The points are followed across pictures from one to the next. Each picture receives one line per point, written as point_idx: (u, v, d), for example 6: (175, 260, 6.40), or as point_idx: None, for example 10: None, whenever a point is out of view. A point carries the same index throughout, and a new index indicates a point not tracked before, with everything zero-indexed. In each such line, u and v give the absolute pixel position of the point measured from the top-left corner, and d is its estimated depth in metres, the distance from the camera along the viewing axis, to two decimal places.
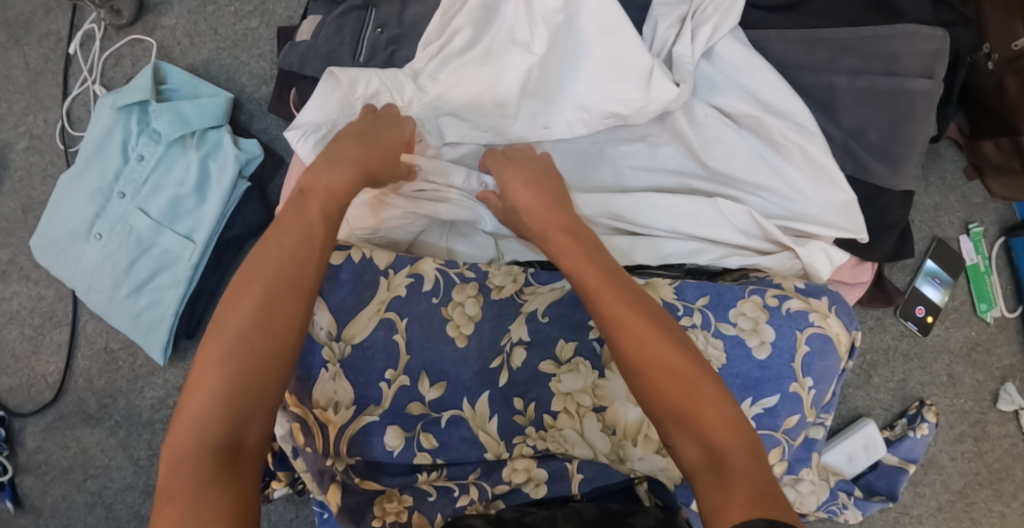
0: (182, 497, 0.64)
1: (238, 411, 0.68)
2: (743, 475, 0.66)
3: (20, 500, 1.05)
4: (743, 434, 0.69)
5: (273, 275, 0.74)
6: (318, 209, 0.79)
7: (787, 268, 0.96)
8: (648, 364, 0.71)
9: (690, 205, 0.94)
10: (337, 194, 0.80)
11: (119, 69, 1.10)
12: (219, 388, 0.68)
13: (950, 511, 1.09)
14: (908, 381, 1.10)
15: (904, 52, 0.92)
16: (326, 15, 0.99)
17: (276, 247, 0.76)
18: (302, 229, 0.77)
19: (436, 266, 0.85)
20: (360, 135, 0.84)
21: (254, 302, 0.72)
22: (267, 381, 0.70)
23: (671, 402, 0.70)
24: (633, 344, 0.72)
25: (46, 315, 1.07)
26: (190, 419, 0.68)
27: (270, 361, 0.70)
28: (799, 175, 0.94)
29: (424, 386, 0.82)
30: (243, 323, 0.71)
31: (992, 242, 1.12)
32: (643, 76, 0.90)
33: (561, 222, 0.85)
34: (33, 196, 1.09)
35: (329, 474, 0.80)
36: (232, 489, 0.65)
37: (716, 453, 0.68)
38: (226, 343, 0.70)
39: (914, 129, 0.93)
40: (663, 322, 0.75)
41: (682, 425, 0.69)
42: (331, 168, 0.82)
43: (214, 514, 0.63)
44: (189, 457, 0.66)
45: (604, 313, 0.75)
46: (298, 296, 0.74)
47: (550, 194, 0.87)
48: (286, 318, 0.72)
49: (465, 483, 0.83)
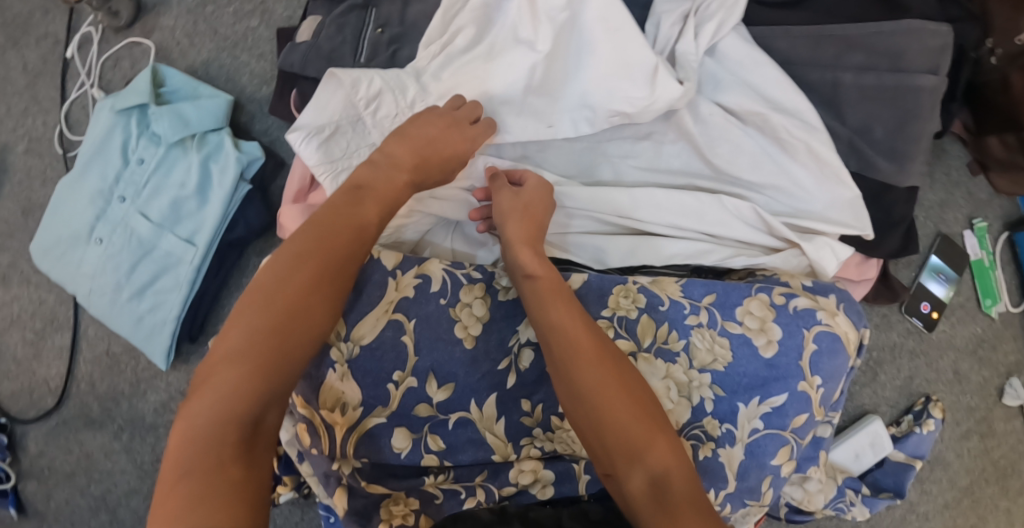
0: (196, 470, 0.62)
1: (266, 390, 0.67)
2: (692, 510, 0.69)
3: (23, 505, 1.05)
4: (689, 472, 0.72)
5: (322, 262, 0.73)
6: (371, 209, 0.78)
7: (794, 266, 0.95)
8: (607, 402, 0.72)
9: (694, 203, 0.94)
10: (392, 197, 0.80)
11: (118, 70, 1.09)
12: (252, 364, 0.67)
13: (956, 508, 1.09)
14: (914, 378, 1.10)
15: (910, 48, 0.92)
16: (327, 14, 0.98)
17: (329, 233, 0.75)
18: (350, 221, 0.76)
19: (442, 267, 0.85)
20: (436, 134, 0.84)
21: (301, 282, 0.71)
22: (296, 364, 0.69)
23: (624, 438, 0.71)
24: (593, 382, 0.73)
25: (47, 319, 1.06)
26: (215, 389, 0.66)
27: (305, 345, 0.70)
28: (805, 173, 0.94)
29: (432, 388, 0.81)
30: (284, 302, 0.70)
31: (997, 238, 1.11)
32: (649, 73, 0.89)
33: (535, 238, 0.85)
34: (32, 199, 1.08)
35: (335, 477, 0.78)
36: (246, 470, 0.63)
37: (664, 489, 0.70)
38: (265, 319, 0.68)
39: (920, 126, 0.93)
40: (623, 360, 0.76)
41: (635, 458, 0.71)
42: (389, 171, 0.81)
43: (227, 493, 0.61)
44: (208, 430, 0.64)
45: (565, 344, 0.75)
46: (338, 286, 0.73)
47: (542, 208, 0.87)
48: (323, 304, 0.71)
49: (472, 485, 0.83)
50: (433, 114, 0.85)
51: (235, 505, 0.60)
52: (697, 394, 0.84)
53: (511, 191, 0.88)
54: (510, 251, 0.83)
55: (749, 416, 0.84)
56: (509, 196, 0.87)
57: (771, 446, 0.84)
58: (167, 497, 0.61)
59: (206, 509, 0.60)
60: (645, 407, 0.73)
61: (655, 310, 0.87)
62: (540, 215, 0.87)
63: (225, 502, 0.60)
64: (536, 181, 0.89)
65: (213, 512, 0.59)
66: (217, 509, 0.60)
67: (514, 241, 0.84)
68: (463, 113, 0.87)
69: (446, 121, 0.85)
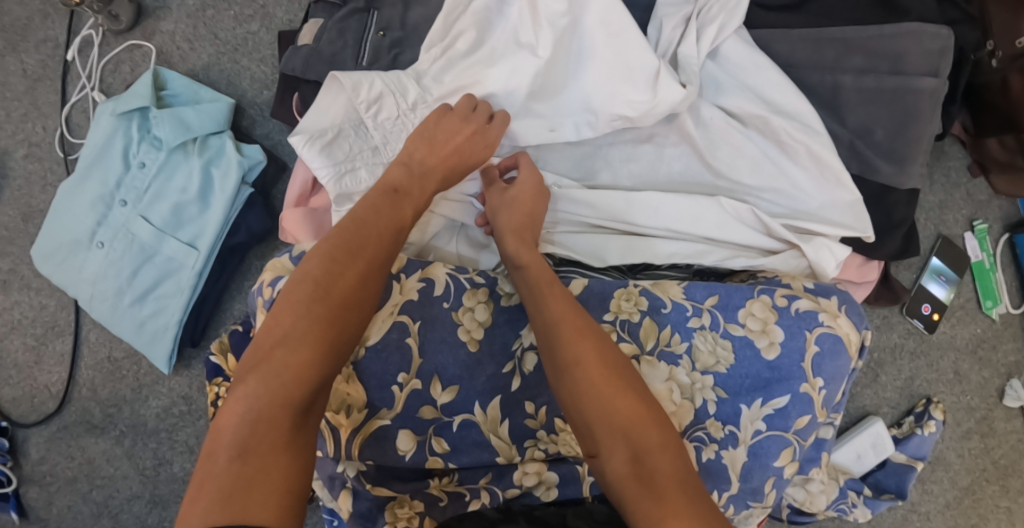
0: (252, 452, 0.62)
1: (320, 378, 0.68)
2: (674, 486, 0.68)
3: (26, 511, 1.05)
4: (677, 457, 0.71)
5: (371, 260, 0.74)
6: (410, 211, 0.81)
7: (793, 267, 0.96)
8: (589, 379, 0.74)
9: (693, 206, 0.94)
10: (421, 203, 0.83)
11: (118, 75, 1.09)
12: (306, 350, 0.68)
13: (958, 507, 1.10)
14: (915, 379, 1.11)
15: (910, 51, 0.93)
16: (328, 18, 0.98)
17: (374, 230, 0.76)
18: (395, 218, 0.79)
19: (446, 271, 0.85)
20: (468, 147, 0.86)
21: (353, 276, 0.72)
22: (344, 356, 0.71)
23: (606, 414, 0.72)
24: (576, 359, 0.75)
25: (48, 324, 1.06)
26: (270, 370, 0.66)
27: (353, 337, 0.71)
28: (805, 175, 0.94)
29: (436, 390, 0.81)
30: (338, 294, 0.71)
31: (997, 239, 1.12)
32: (651, 77, 0.89)
33: (527, 230, 0.87)
34: (33, 204, 1.07)
35: (339, 479, 0.81)
36: (299, 456, 0.64)
37: (647, 465, 0.70)
38: (321, 307, 0.69)
39: (920, 128, 0.93)
40: (607, 341, 0.77)
41: (618, 434, 0.71)
42: (422, 181, 0.84)
43: (276, 475, 0.62)
44: (262, 410, 0.64)
45: (550, 323, 0.77)
46: (383, 282, 0.75)
47: (539, 204, 0.89)
48: (370, 299, 0.73)
49: (476, 488, 0.83)
50: (467, 123, 0.87)
51: (286, 491, 0.62)
52: (699, 397, 0.85)
53: (502, 188, 0.90)
54: (501, 240, 0.86)
55: (751, 418, 0.85)
56: (499, 195, 0.89)
57: (773, 447, 0.85)
58: (218, 473, 0.61)
59: (259, 492, 0.60)
60: (629, 386, 0.74)
61: (657, 312, 0.87)
62: (534, 209, 0.89)
63: (280, 487, 0.61)
64: (527, 177, 0.90)
65: (269, 497, 0.60)
66: (271, 494, 0.61)
67: (503, 231, 0.86)
68: (497, 124, 0.89)
69: (478, 132, 0.87)
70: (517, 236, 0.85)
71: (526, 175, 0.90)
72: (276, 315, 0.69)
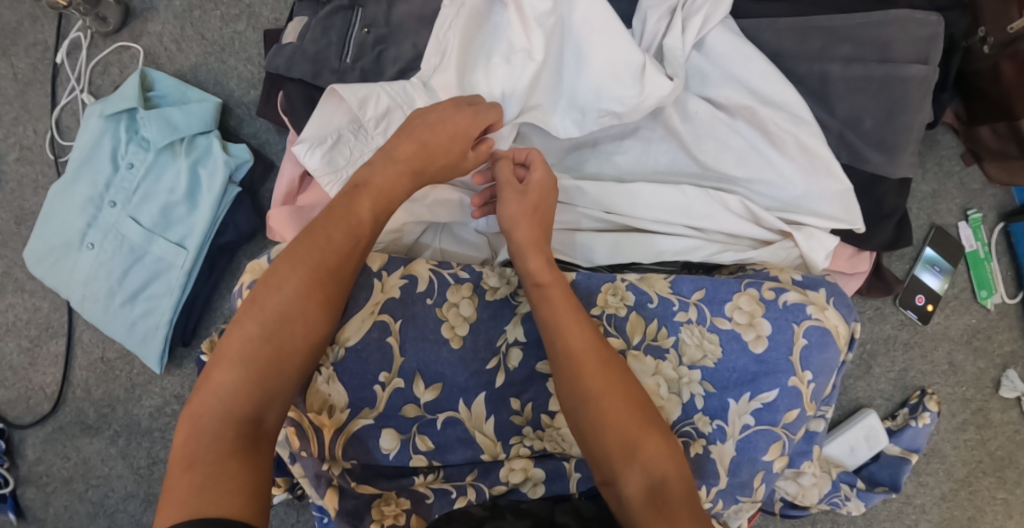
0: (203, 466, 0.64)
1: (267, 389, 0.69)
2: (687, 513, 0.70)
3: (22, 511, 1.06)
4: (687, 477, 0.74)
5: (318, 265, 0.73)
6: (366, 206, 0.77)
7: (783, 259, 0.95)
8: (614, 410, 0.74)
9: (682, 198, 0.94)
10: (390, 193, 0.79)
11: (107, 76, 1.10)
12: (251, 364, 0.68)
13: (954, 500, 1.08)
14: (909, 370, 1.10)
15: (898, 39, 0.92)
16: (312, 16, 0.98)
17: (323, 234, 0.74)
18: (349, 219, 0.76)
19: (429, 267, 0.85)
20: (445, 135, 0.81)
21: (296, 283, 0.71)
22: (297, 362, 0.71)
23: (628, 441, 0.73)
24: (602, 390, 0.75)
25: (43, 326, 1.07)
26: (216, 389, 0.67)
27: (305, 343, 0.71)
28: (793, 166, 0.93)
29: (419, 388, 0.81)
30: (284, 305, 0.71)
31: (991, 228, 1.11)
32: (637, 73, 0.89)
33: (543, 240, 0.84)
34: (25, 207, 1.08)
35: (325, 478, 0.79)
36: (253, 465, 0.65)
37: (661, 491, 0.71)
38: (266, 322, 0.70)
39: (910, 117, 0.92)
40: (628, 371, 0.77)
41: (634, 460, 0.73)
42: (385, 164, 0.80)
43: (231, 480, 0.63)
44: (212, 427, 0.66)
45: (573, 353, 0.76)
46: (337, 285, 0.73)
47: (546, 197, 0.86)
48: (321, 304, 0.72)
49: (463, 484, 0.83)
50: (446, 109, 0.83)
51: (244, 498, 0.63)
52: (687, 391, 0.84)
53: (518, 190, 0.85)
54: (519, 256, 0.83)
55: (739, 412, 0.84)
56: (516, 197, 0.84)
57: (762, 441, 0.84)
58: (175, 490, 0.62)
59: (211, 496, 0.62)
60: (649, 417, 0.75)
61: (643, 307, 0.87)
62: (546, 212, 0.86)
63: (233, 495, 0.62)
64: (540, 176, 0.85)
65: (225, 505, 0.62)
66: (228, 502, 0.62)
67: (521, 245, 0.83)
68: (479, 111, 0.84)
69: (460, 119, 0.82)
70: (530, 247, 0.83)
71: (539, 174, 0.85)
72: (224, 336, 0.70)
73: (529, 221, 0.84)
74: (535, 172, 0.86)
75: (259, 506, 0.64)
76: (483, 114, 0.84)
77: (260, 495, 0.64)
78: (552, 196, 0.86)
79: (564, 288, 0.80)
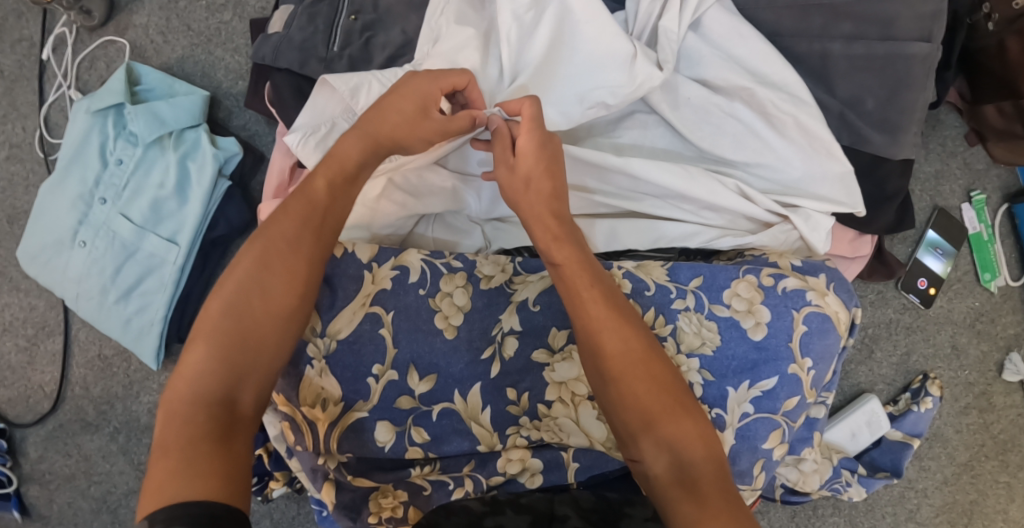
0: (176, 451, 0.62)
1: (236, 367, 0.67)
2: (716, 492, 0.64)
3: (27, 509, 1.06)
4: (716, 455, 0.68)
5: (277, 237, 0.72)
6: (322, 180, 0.75)
7: (782, 242, 0.93)
8: (635, 390, 0.69)
9: (683, 180, 0.89)
10: (342, 159, 0.77)
11: (94, 71, 1.08)
12: (215, 344, 0.67)
13: (956, 484, 1.08)
14: (911, 354, 1.09)
15: (900, 15, 0.89)
16: (298, 4, 0.96)
17: (283, 209, 0.74)
18: (306, 192, 0.75)
19: (422, 257, 0.84)
20: (394, 96, 0.79)
21: (254, 259, 0.70)
22: (264, 339, 0.69)
23: (649, 421, 0.68)
24: (618, 367, 0.70)
25: (39, 325, 1.07)
26: (187, 372, 0.66)
27: (270, 319, 0.69)
28: (792, 149, 0.91)
29: (414, 380, 0.80)
30: (244, 280, 0.69)
31: (995, 209, 1.09)
32: (627, 62, 0.86)
33: (562, 226, 0.77)
34: (17, 205, 1.08)
35: (321, 472, 0.80)
36: (227, 448, 0.64)
37: (689, 470, 0.66)
38: (225, 299, 0.69)
39: (913, 95, 0.90)
40: (656, 348, 0.72)
41: (658, 439, 0.68)
42: (348, 137, 0.78)
43: (205, 463, 0.62)
44: (183, 411, 0.65)
45: (589, 332, 0.72)
46: (298, 256, 0.72)
47: (559, 150, 0.80)
48: (281, 275, 0.71)
49: (460, 475, 0.82)
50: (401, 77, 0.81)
51: (218, 482, 0.61)
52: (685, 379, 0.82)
53: (509, 165, 0.79)
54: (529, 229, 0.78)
55: (739, 400, 0.82)
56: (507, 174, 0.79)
57: (761, 429, 0.83)
58: (152, 476, 0.61)
59: (186, 478, 0.60)
60: (669, 390, 0.69)
61: (641, 295, 0.85)
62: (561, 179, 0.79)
63: (205, 476, 0.61)
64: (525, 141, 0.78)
65: (200, 489, 0.60)
66: (201, 484, 0.60)
67: (534, 218, 0.78)
68: (441, 75, 0.80)
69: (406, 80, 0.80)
70: (544, 226, 0.77)
71: (525, 140, 0.78)
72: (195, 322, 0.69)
73: (546, 179, 0.78)
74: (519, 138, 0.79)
75: (237, 487, 0.62)
76: (442, 76, 0.80)
77: (238, 479, 0.62)
78: (557, 144, 0.80)
79: (573, 246, 0.76)
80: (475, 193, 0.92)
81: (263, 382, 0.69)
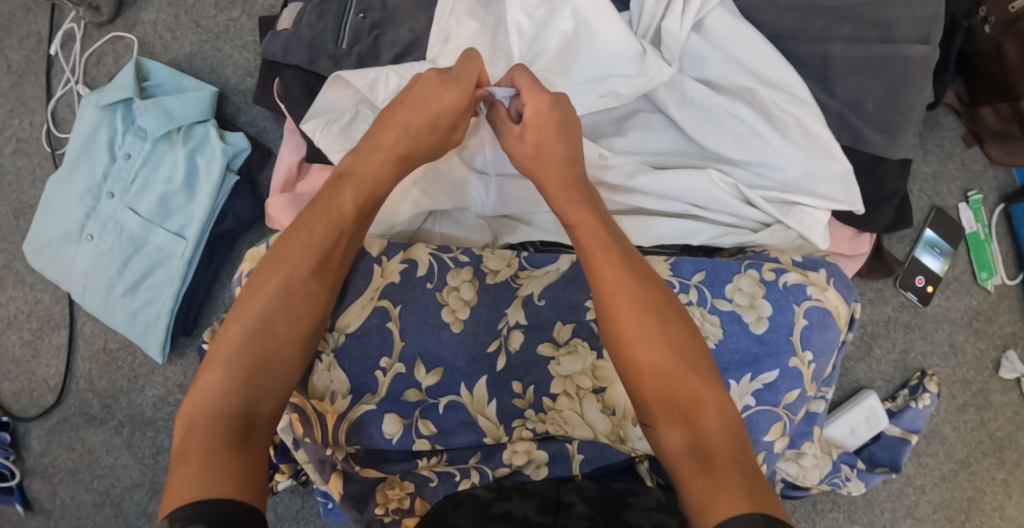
0: (196, 458, 0.62)
1: (256, 386, 0.68)
2: (732, 464, 0.64)
3: (30, 503, 1.06)
4: (731, 427, 0.67)
5: (297, 266, 0.72)
6: (349, 198, 0.76)
7: (782, 240, 0.95)
8: (651, 362, 0.69)
9: (694, 179, 0.92)
10: (368, 182, 0.78)
11: (102, 67, 1.09)
12: (236, 362, 0.67)
13: (954, 480, 1.09)
14: (909, 352, 1.10)
15: (900, 18, 0.91)
16: (307, 2, 0.97)
17: (305, 230, 0.74)
18: (330, 212, 0.75)
19: (429, 252, 0.85)
20: (427, 112, 0.80)
21: (276, 287, 0.71)
22: (285, 359, 0.70)
23: (667, 395, 0.68)
24: (636, 338, 0.70)
25: (44, 318, 1.07)
26: (205, 390, 0.66)
27: (291, 341, 0.70)
28: (793, 148, 0.92)
29: (420, 372, 0.81)
30: (266, 307, 0.70)
31: (992, 209, 1.11)
32: (637, 57, 0.88)
33: (575, 191, 0.80)
34: (23, 199, 1.08)
35: (329, 463, 0.80)
36: (245, 456, 0.64)
37: (705, 442, 0.66)
38: (247, 325, 0.69)
39: (911, 97, 0.92)
40: (673, 315, 0.72)
41: (673, 413, 0.68)
42: (370, 153, 0.79)
43: (224, 467, 0.62)
44: (206, 424, 0.65)
45: (606, 295, 0.72)
46: (320, 283, 0.73)
47: (571, 111, 0.82)
48: (304, 301, 0.72)
49: (466, 467, 0.82)
50: (427, 81, 0.81)
51: (235, 484, 0.61)
52: None
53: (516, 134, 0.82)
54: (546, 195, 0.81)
55: (741, 393, 0.84)
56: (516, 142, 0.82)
57: (764, 422, 0.84)
58: (172, 483, 0.61)
59: (206, 482, 0.60)
60: (689, 366, 0.69)
61: None
62: (576, 153, 0.81)
63: (224, 480, 0.61)
64: (533, 108, 0.80)
65: (218, 490, 0.60)
66: (221, 486, 0.60)
67: (552, 188, 0.80)
68: (460, 75, 0.81)
69: (420, 86, 0.80)
70: (562, 191, 0.80)
71: (533, 106, 0.80)
72: (212, 342, 0.69)
73: (560, 142, 0.80)
74: (529, 106, 0.80)
75: (257, 490, 0.62)
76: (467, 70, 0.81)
77: (257, 483, 0.63)
78: (567, 107, 0.82)
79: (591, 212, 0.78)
80: (485, 190, 0.92)
81: (281, 396, 0.70)
